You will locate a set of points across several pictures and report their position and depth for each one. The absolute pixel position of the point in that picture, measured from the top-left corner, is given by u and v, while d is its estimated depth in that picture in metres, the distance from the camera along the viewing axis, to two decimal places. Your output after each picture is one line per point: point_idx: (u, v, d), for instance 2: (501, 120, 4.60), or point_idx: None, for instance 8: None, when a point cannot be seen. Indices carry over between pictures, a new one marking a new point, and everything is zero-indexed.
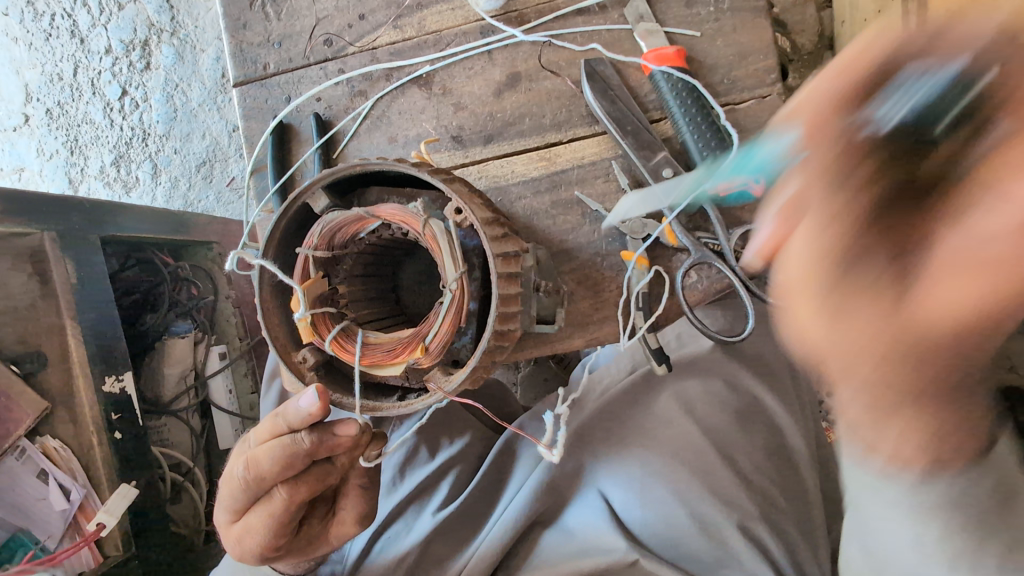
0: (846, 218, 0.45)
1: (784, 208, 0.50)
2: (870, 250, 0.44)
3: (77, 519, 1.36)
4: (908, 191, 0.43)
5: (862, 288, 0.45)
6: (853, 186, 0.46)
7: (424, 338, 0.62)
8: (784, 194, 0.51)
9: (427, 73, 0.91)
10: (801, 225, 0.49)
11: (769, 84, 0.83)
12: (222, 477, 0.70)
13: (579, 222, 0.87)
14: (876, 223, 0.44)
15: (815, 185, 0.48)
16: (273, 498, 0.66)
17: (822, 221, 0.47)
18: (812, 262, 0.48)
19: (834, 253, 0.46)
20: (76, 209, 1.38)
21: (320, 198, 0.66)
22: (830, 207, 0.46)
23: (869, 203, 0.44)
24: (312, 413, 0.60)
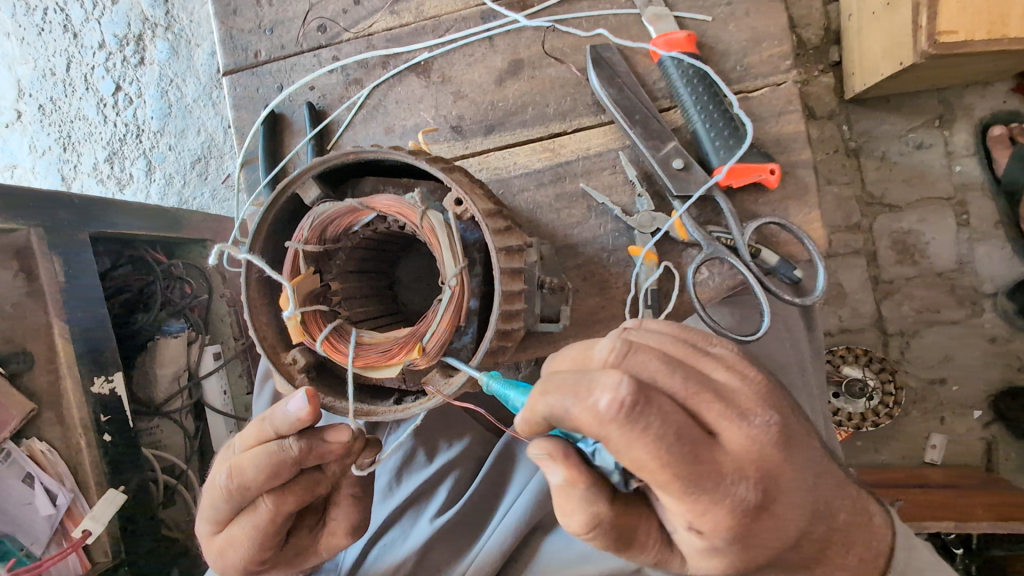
0: (643, 418, 0.45)
1: (568, 416, 0.47)
2: (679, 440, 0.46)
3: (63, 524, 1.32)
4: (681, 381, 0.49)
5: (702, 481, 0.46)
6: (602, 400, 0.45)
7: (421, 338, 0.58)
8: (564, 395, 0.47)
9: (425, 60, 0.87)
10: (579, 416, 0.46)
11: (784, 71, 0.79)
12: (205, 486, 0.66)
13: (584, 215, 0.83)
14: (677, 411, 0.47)
15: (588, 402, 0.46)
16: (258, 509, 0.63)
17: (635, 426, 0.45)
18: (653, 465, 0.45)
19: (665, 455, 0.45)
20: (65, 205, 1.34)
21: (311, 189, 0.62)
22: (642, 402, 0.45)
23: (637, 399, 0.45)
24: (301, 419, 0.56)
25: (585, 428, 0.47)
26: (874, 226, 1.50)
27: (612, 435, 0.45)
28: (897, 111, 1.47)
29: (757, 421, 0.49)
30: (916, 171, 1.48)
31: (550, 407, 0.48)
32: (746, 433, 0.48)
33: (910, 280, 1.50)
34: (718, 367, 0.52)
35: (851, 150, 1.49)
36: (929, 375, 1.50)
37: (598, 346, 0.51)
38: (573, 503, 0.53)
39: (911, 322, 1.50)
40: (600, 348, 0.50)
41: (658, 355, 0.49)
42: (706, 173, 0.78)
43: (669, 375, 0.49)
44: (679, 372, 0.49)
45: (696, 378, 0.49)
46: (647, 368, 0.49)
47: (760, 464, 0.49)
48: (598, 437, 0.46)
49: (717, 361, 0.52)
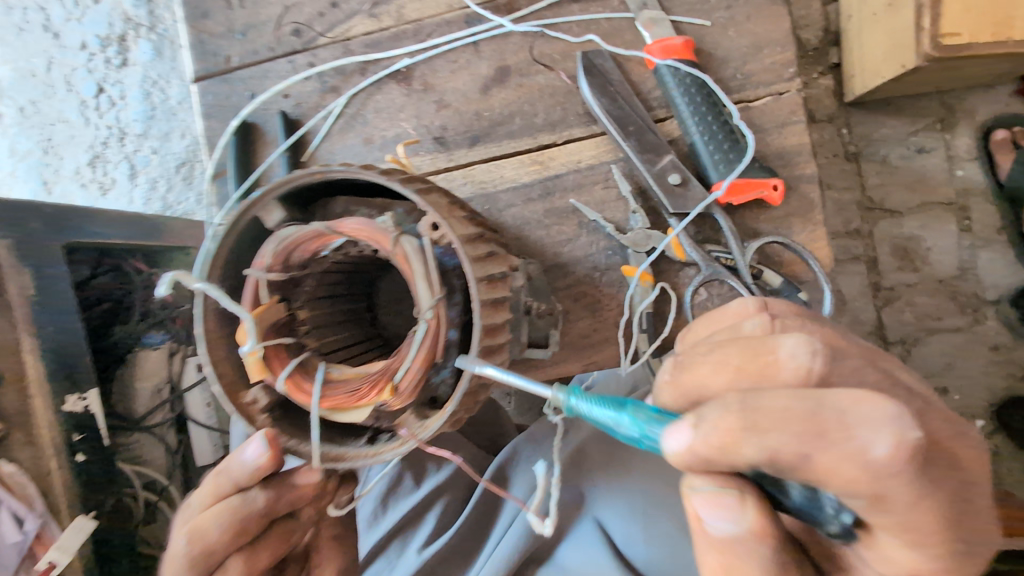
0: (918, 458, 0.37)
1: (807, 461, 0.38)
2: (931, 474, 0.39)
3: (32, 549, 1.28)
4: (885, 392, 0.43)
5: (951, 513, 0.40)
6: (877, 443, 0.36)
7: (393, 375, 0.53)
8: (795, 435, 0.37)
9: (406, 67, 0.82)
10: (822, 463, 0.37)
11: (787, 79, 0.74)
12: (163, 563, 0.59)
13: (574, 232, 0.78)
14: (921, 435, 0.41)
15: (849, 445, 0.36)
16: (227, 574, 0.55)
17: (909, 471, 0.37)
18: (915, 508, 0.38)
19: (929, 495, 0.38)
20: (37, 215, 1.27)
21: (273, 211, 0.56)
22: (921, 439, 0.37)
23: (919, 436, 0.37)
24: (261, 466, 0.53)
25: (841, 479, 0.37)
26: (876, 231, 1.45)
27: (889, 484, 0.37)
28: (898, 114, 1.43)
29: (955, 420, 0.44)
30: (918, 176, 1.44)
31: (771, 449, 0.38)
32: (965, 443, 0.43)
33: (911, 287, 1.45)
34: (889, 363, 0.47)
35: (852, 154, 1.44)
36: (930, 384, 1.45)
37: (781, 348, 0.42)
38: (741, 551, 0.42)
39: (912, 330, 1.45)
40: (792, 351, 0.41)
41: (860, 358, 0.43)
42: (706, 188, 0.73)
43: (877, 386, 0.42)
44: (879, 377, 0.43)
45: (893, 382, 0.44)
46: (857, 378, 0.41)
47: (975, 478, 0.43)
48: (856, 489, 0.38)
49: (884, 357, 0.47)
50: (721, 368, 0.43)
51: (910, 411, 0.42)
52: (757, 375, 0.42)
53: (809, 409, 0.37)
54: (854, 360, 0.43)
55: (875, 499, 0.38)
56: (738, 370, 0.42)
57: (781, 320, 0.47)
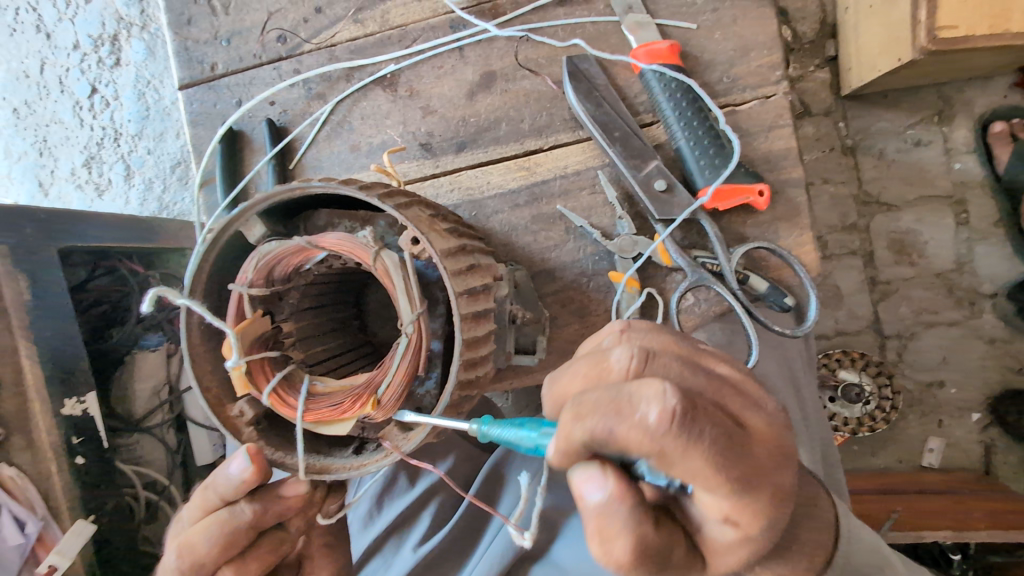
0: (695, 426, 0.40)
1: (613, 441, 0.41)
2: (733, 442, 0.41)
3: (34, 550, 1.30)
4: (704, 377, 0.45)
5: (758, 477, 0.42)
6: (650, 413, 0.40)
7: (376, 389, 0.53)
8: (603, 417, 0.41)
9: (391, 73, 0.81)
10: (626, 436, 0.40)
11: (774, 82, 0.74)
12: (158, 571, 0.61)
13: (561, 238, 0.78)
14: (716, 409, 0.43)
15: (634, 418, 0.40)
16: None
17: (688, 438, 0.39)
18: (710, 474, 0.40)
19: (726, 461, 0.40)
20: (31, 220, 1.28)
21: (255, 226, 0.56)
22: (691, 408, 0.40)
23: (687, 406, 0.40)
24: (245, 480, 0.53)
25: (637, 451, 0.41)
26: (871, 226, 1.45)
27: (669, 450, 0.40)
28: (894, 107, 1.42)
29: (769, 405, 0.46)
30: (915, 169, 1.43)
31: (591, 431, 0.41)
32: (771, 420, 0.45)
33: (907, 280, 1.45)
34: (719, 360, 0.49)
35: (847, 148, 1.44)
36: (927, 377, 1.46)
37: (612, 353, 0.45)
38: (615, 524, 0.43)
39: (908, 324, 1.45)
40: (617, 354, 0.45)
41: (674, 356, 0.46)
42: (691, 194, 0.73)
43: (692, 375, 0.45)
44: (696, 368, 0.46)
45: (713, 374, 0.46)
46: (672, 370, 0.44)
47: (789, 452, 0.45)
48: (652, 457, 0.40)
49: (716, 354, 0.49)
50: (575, 379, 0.46)
51: (717, 395, 0.44)
52: (597, 376, 0.45)
53: (612, 394, 0.41)
54: (679, 360, 0.46)
55: (668, 466, 0.41)
56: (583, 375, 0.46)
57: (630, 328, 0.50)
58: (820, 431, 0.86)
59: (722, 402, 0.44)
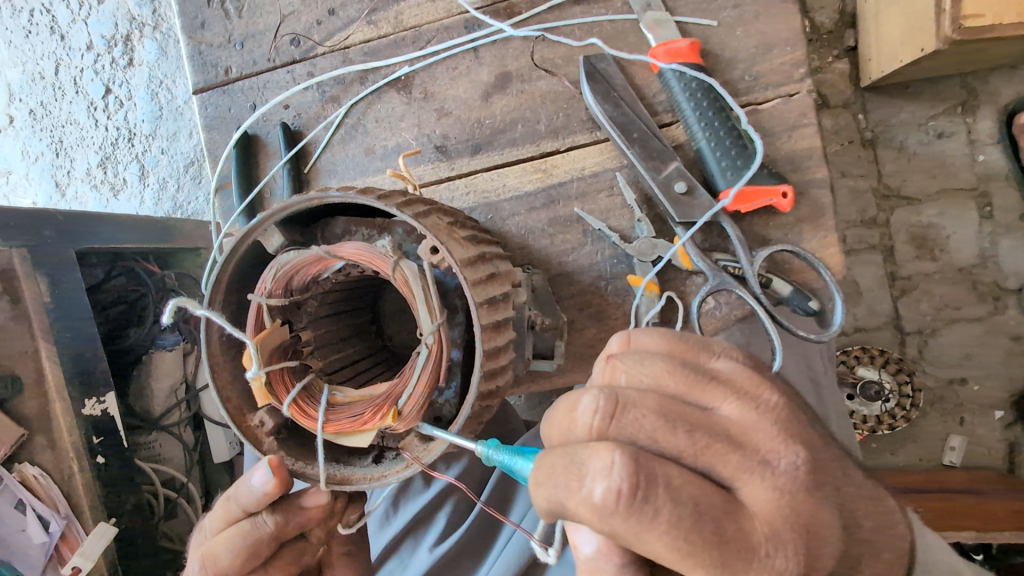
0: (648, 504, 0.37)
1: (566, 512, 0.40)
2: (699, 521, 0.37)
3: (59, 549, 1.32)
4: (686, 435, 0.40)
5: (737, 561, 0.37)
6: (596, 490, 0.37)
7: (396, 400, 0.53)
8: (554, 485, 0.40)
9: (406, 74, 0.81)
10: (577, 509, 0.39)
11: (798, 80, 0.72)
12: None
13: (579, 241, 0.77)
14: (687, 477, 0.38)
15: (582, 493, 0.38)
16: None
17: (638, 517, 0.37)
18: (670, 556, 0.37)
19: (688, 545, 0.37)
20: (50, 222, 1.30)
21: (273, 236, 0.56)
22: (643, 486, 0.37)
23: (636, 484, 0.37)
24: (267, 493, 0.54)
25: (589, 524, 0.39)
26: (891, 220, 1.42)
27: (618, 528, 0.38)
28: (916, 98, 1.38)
29: (778, 460, 0.40)
30: (937, 162, 1.39)
31: (547, 498, 0.40)
32: (772, 486, 0.39)
33: (929, 276, 1.41)
34: (724, 398, 0.43)
35: (866, 141, 1.40)
36: (949, 374, 1.43)
37: (580, 404, 0.42)
38: (607, 574, 0.42)
39: (930, 320, 1.42)
40: (584, 408, 0.41)
41: (655, 405, 0.41)
42: (712, 196, 0.71)
43: (670, 431, 0.40)
44: (680, 421, 0.40)
45: (702, 427, 0.40)
46: (641, 428, 0.40)
47: (799, 522, 0.39)
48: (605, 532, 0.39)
49: (724, 390, 0.43)
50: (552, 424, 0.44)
51: (697, 456, 0.39)
52: (565, 430, 0.43)
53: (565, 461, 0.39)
54: (662, 408, 0.41)
55: (627, 540, 0.38)
56: (556, 425, 0.43)
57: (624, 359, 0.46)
58: (843, 432, 0.85)
59: (705, 463, 0.39)
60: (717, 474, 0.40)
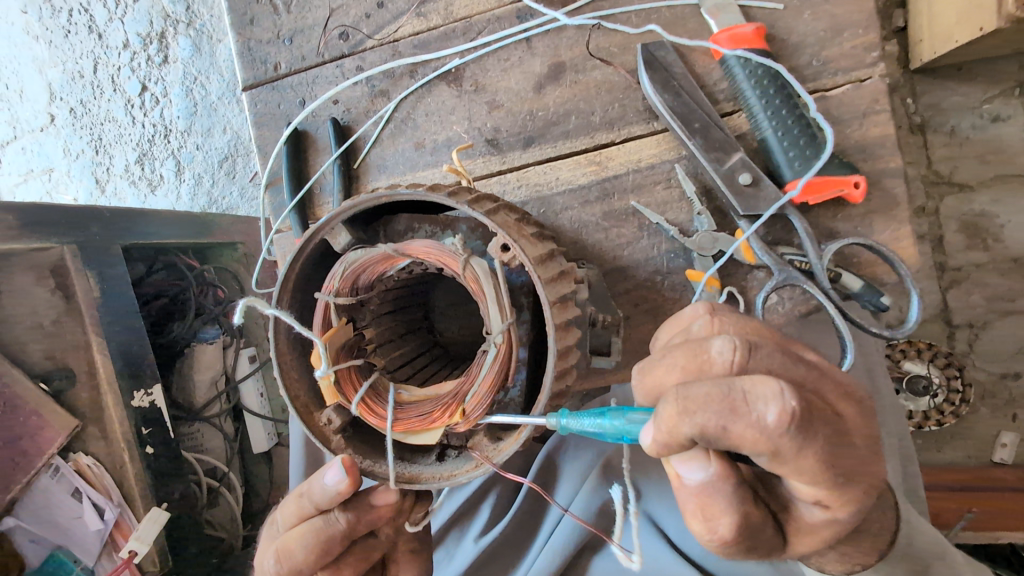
0: (809, 424, 0.40)
1: (723, 437, 0.41)
2: (838, 438, 0.42)
3: (114, 537, 1.36)
4: (805, 370, 0.44)
5: (857, 472, 0.43)
6: (768, 414, 0.40)
7: (465, 399, 0.52)
8: (716, 412, 0.41)
9: (456, 67, 0.79)
10: (737, 434, 0.41)
11: (870, 64, 0.68)
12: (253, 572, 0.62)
13: (635, 235, 0.75)
14: (823, 405, 0.43)
15: (749, 417, 0.40)
16: None
17: (802, 436, 0.40)
18: (815, 470, 0.42)
19: (832, 460, 0.42)
20: (97, 219, 1.34)
21: (340, 234, 0.56)
22: (807, 409, 0.40)
23: (804, 407, 0.40)
24: (341, 491, 0.53)
25: (748, 448, 0.41)
26: (941, 208, 1.35)
27: (783, 449, 0.40)
28: (970, 79, 1.30)
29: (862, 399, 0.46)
30: (995, 147, 1.31)
31: (702, 427, 0.41)
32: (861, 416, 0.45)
33: (980, 266, 1.34)
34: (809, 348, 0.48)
35: (916, 126, 1.33)
36: (1001, 368, 1.36)
37: (713, 344, 0.44)
38: (720, 503, 0.44)
39: (981, 312, 1.36)
40: (719, 347, 0.44)
41: (778, 346, 0.45)
42: (779, 187, 0.68)
43: (795, 366, 0.44)
44: (797, 358, 0.45)
45: (814, 365, 0.45)
46: (776, 363, 0.44)
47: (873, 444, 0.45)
48: (761, 454, 0.41)
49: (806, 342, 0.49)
50: (678, 369, 0.45)
51: (822, 389, 0.44)
52: (696, 368, 0.44)
53: (726, 391, 0.41)
54: (782, 357, 0.44)
55: (779, 463, 0.42)
56: (680, 368, 0.45)
57: (719, 314, 0.50)
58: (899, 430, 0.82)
59: (828, 397, 0.44)
60: (830, 403, 0.44)
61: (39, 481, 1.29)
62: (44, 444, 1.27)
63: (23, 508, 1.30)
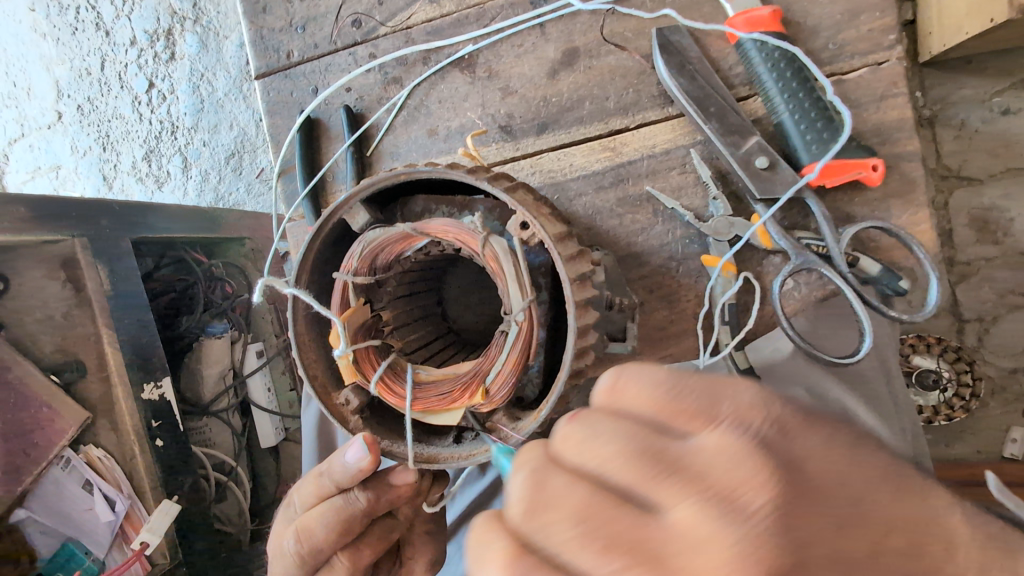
0: (606, 513, 0.31)
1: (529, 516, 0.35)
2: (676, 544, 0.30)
3: (124, 529, 1.36)
4: (675, 439, 0.33)
5: None
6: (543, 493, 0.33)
7: (484, 378, 0.52)
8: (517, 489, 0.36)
9: (469, 54, 0.79)
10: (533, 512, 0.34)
11: (887, 48, 0.68)
12: (271, 553, 0.61)
13: (649, 220, 0.75)
14: (674, 493, 0.31)
15: (534, 494, 0.34)
16: (334, 569, 0.58)
17: (582, 520, 0.31)
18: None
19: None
20: (106, 212, 1.34)
21: (358, 214, 0.56)
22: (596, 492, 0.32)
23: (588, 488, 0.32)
24: (362, 469, 0.53)
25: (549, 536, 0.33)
26: (951, 201, 1.34)
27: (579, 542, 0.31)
28: (981, 72, 1.29)
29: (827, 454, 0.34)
30: (1005, 140, 1.30)
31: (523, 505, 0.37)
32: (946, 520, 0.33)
33: (990, 260, 1.34)
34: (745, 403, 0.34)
35: (926, 119, 1.32)
36: (1011, 363, 1.36)
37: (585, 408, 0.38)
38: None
39: (991, 307, 1.35)
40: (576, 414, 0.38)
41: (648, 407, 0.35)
42: (795, 171, 0.68)
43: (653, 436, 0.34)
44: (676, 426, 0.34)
45: (696, 437, 0.33)
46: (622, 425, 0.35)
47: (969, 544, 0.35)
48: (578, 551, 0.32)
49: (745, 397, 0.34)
50: (549, 504, 0.33)
51: (709, 468, 0.32)
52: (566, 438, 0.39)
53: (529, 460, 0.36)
54: (656, 456, 0.33)
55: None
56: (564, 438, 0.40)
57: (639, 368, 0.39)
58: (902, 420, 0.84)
59: (721, 481, 0.31)
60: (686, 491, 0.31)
61: (49, 474, 1.29)
62: (54, 436, 1.27)
63: (35, 500, 1.30)
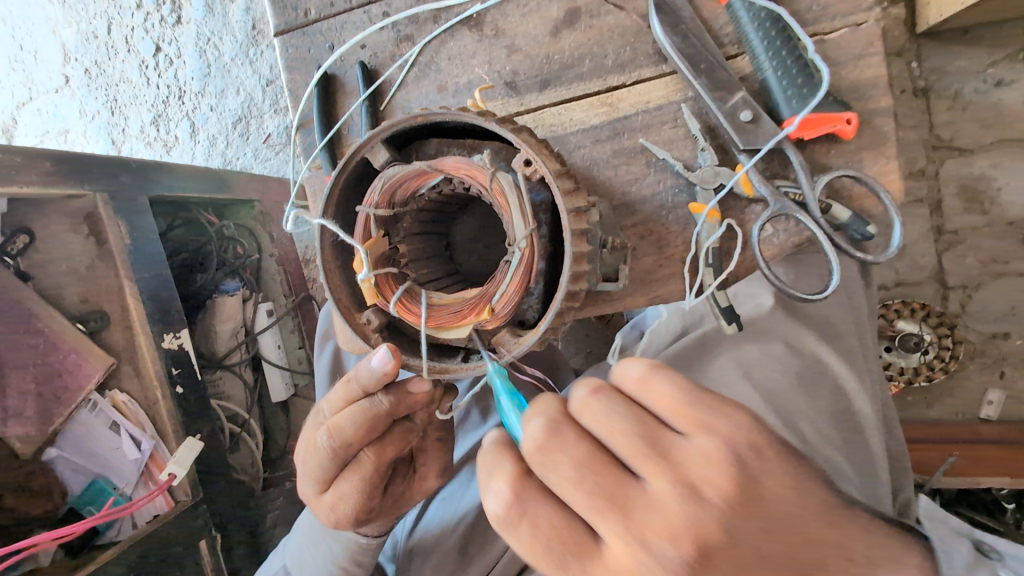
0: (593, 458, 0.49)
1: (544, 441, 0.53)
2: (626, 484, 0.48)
3: (149, 466, 1.43)
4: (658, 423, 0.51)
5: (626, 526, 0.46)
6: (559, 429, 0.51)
7: (491, 298, 0.59)
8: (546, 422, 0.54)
9: (478, 13, 0.85)
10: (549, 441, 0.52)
11: (866, 10, 0.74)
12: (305, 450, 0.70)
13: (642, 171, 0.81)
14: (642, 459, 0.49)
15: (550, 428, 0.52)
16: (362, 461, 0.67)
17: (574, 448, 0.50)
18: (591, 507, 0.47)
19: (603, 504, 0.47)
20: (125, 169, 1.40)
21: (379, 153, 0.63)
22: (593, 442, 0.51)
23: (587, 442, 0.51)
24: (386, 373, 0.60)
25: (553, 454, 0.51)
26: (941, 172, 1.38)
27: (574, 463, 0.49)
28: (975, 44, 1.33)
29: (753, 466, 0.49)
30: (995, 112, 1.35)
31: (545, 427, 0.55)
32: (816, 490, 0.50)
33: (977, 230, 1.40)
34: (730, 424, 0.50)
35: (920, 90, 1.36)
36: (991, 329, 1.43)
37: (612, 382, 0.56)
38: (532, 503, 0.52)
39: (975, 274, 1.41)
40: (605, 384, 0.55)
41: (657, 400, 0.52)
42: (777, 124, 0.74)
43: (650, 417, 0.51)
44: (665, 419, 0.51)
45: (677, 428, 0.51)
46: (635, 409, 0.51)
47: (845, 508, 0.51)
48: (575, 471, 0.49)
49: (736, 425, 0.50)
50: (559, 441, 0.51)
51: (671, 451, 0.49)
52: None
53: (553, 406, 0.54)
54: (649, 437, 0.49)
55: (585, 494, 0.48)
56: None
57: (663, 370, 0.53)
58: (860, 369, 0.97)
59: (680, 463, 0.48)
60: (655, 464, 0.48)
61: (79, 415, 1.39)
62: (81, 379, 1.36)
63: (65, 440, 1.40)
